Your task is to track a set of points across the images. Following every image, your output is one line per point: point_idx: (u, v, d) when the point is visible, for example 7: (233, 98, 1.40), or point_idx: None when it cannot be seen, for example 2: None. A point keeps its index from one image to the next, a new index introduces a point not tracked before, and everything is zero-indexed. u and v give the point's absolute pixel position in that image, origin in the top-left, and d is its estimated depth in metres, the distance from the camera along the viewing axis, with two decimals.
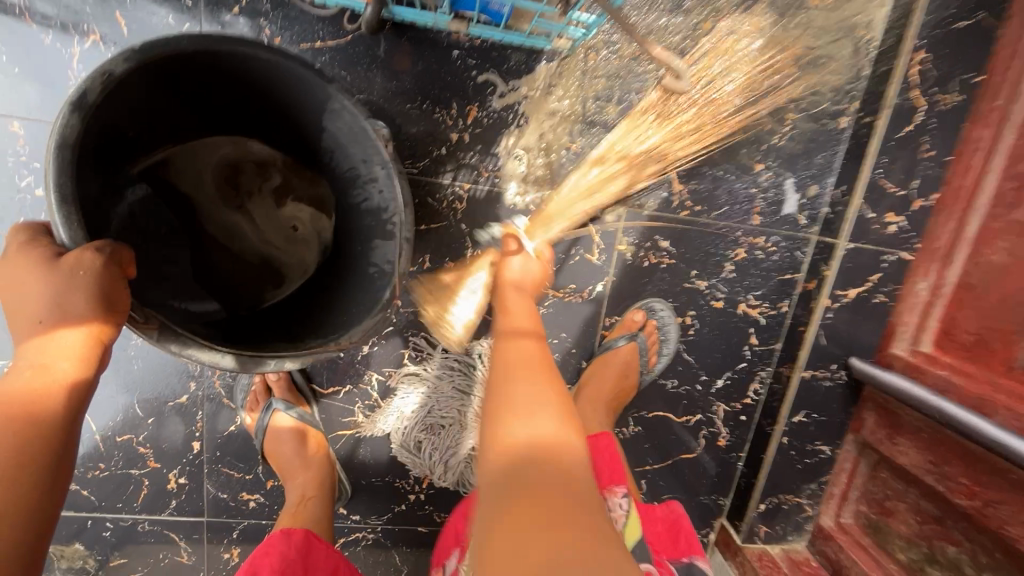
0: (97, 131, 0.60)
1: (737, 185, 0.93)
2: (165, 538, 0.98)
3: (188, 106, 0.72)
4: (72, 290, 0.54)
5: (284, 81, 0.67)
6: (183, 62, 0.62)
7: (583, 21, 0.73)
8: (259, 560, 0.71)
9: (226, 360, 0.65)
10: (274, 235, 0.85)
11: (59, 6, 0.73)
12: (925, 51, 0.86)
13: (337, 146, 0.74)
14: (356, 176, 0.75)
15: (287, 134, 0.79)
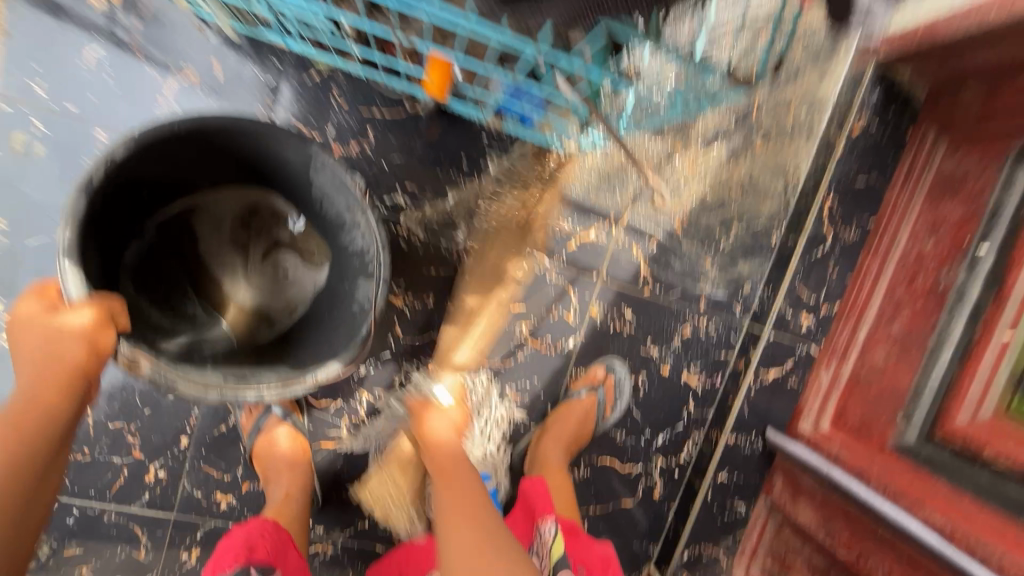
0: (106, 202, 0.69)
1: (689, 275, 1.14)
2: (127, 531, 1.00)
3: (196, 173, 0.81)
4: (65, 338, 0.60)
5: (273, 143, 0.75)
6: (184, 139, 0.71)
7: (592, 136, 0.94)
8: (255, 538, 0.79)
9: (210, 397, 0.67)
10: (269, 281, 0.90)
11: (168, 50, 0.88)
12: (832, 196, 1.11)
13: (325, 201, 0.81)
14: (342, 223, 0.81)
15: (285, 193, 0.87)
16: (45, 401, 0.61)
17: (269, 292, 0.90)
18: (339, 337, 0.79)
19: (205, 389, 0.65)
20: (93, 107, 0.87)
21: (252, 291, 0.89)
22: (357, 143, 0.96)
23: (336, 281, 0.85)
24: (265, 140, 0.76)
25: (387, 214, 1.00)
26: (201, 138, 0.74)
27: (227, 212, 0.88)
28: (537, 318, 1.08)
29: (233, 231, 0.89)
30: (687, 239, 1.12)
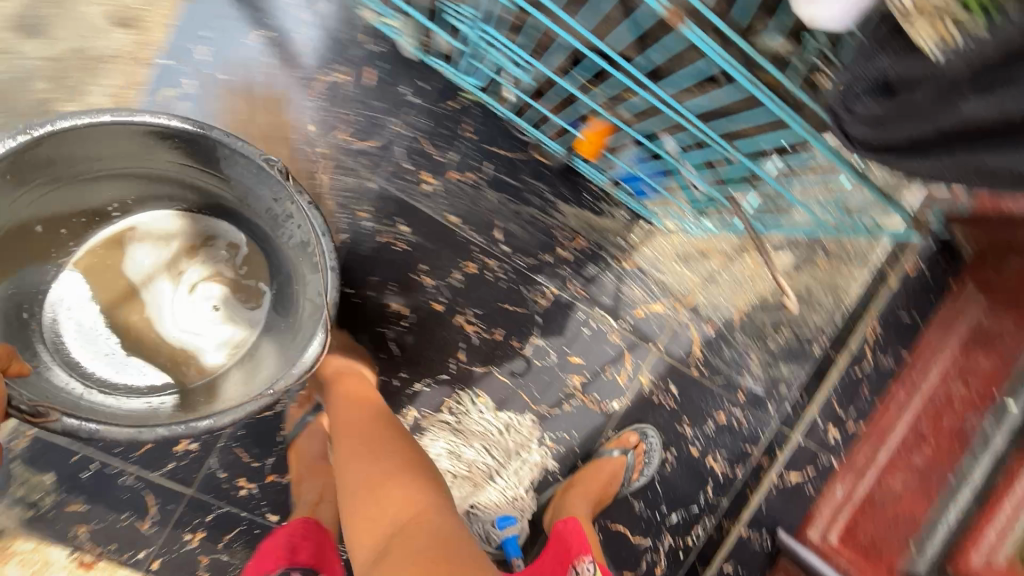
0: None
1: (734, 365, 1.20)
2: (138, 498, 0.96)
3: (105, 191, 0.83)
4: None
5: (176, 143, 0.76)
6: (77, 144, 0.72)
7: (702, 227, 1.00)
8: (298, 540, 0.81)
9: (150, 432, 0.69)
10: (192, 312, 0.91)
11: (329, 48, 0.94)
12: (877, 323, 1.20)
13: (249, 190, 0.80)
14: (274, 215, 0.82)
15: (219, 197, 0.86)
16: None
17: (191, 333, 0.90)
18: (306, 336, 0.79)
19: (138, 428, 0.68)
20: (245, 81, 0.92)
21: (177, 327, 0.90)
22: (472, 173, 1.01)
23: (288, 277, 0.85)
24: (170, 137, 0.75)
25: (481, 244, 1.03)
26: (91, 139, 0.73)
27: (152, 238, 0.90)
28: (591, 374, 1.12)
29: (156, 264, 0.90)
30: (740, 331, 1.19)
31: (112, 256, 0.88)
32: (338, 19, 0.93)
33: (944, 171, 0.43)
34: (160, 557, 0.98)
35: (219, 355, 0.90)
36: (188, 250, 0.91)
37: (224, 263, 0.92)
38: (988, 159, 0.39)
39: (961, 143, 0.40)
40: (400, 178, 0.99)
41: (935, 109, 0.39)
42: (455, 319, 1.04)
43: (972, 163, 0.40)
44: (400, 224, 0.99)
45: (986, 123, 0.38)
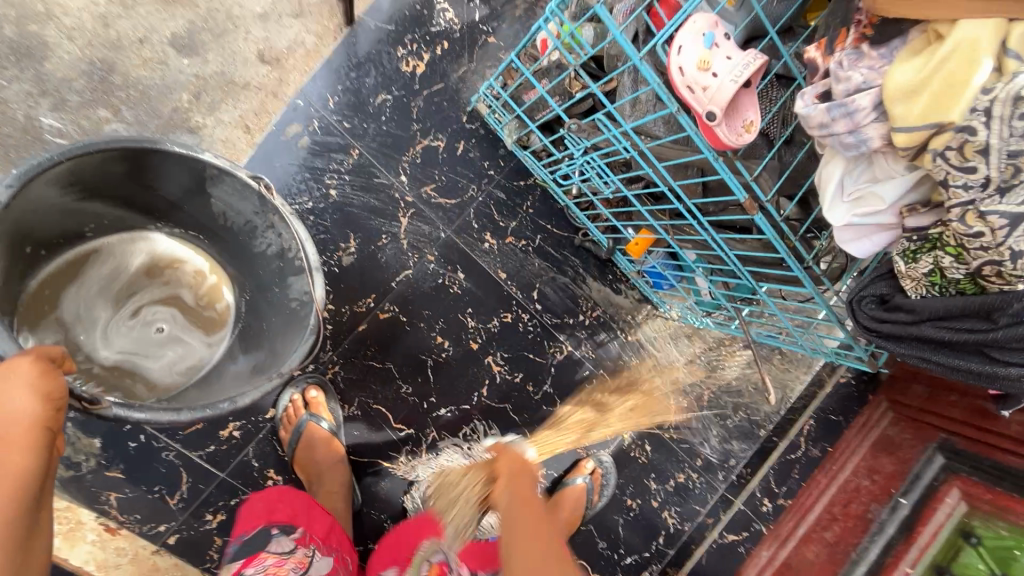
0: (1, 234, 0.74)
1: (698, 435, 1.42)
2: (174, 474, 1.04)
3: (85, 216, 0.90)
4: (10, 391, 0.58)
5: (165, 167, 0.84)
6: (76, 176, 0.79)
7: (696, 319, 1.23)
8: (274, 504, 0.93)
9: (184, 416, 0.75)
10: (153, 333, 0.98)
11: (433, 119, 1.13)
12: (812, 419, 1.47)
13: (229, 211, 0.90)
14: (253, 228, 0.90)
15: (200, 222, 0.97)
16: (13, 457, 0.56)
17: (150, 348, 0.97)
18: (296, 335, 0.85)
19: (179, 409, 0.75)
20: (357, 131, 1.09)
21: (134, 346, 0.96)
22: (525, 241, 1.21)
23: (269, 288, 0.94)
24: (167, 173, 0.85)
25: (520, 299, 1.22)
26: (97, 173, 0.82)
27: (121, 262, 0.97)
28: (585, 424, 1.31)
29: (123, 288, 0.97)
30: (708, 408, 1.42)
31: (80, 272, 0.94)
32: (447, 99, 1.13)
33: (906, 353, 0.59)
34: (178, 533, 1.04)
35: (176, 369, 0.98)
36: (155, 274, 0.99)
37: (186, 285, 1.01)
38: (933, 354, 0.57)
39: (916, 342, 0.57)
40: (468, 234, 1.17)
41: (904, 327, 0.57)
42: (486, 358, 1.20)
43: (925, 354, 0.57)
44: (459, 271, 1.17)
45: (936, 339, 0.56)
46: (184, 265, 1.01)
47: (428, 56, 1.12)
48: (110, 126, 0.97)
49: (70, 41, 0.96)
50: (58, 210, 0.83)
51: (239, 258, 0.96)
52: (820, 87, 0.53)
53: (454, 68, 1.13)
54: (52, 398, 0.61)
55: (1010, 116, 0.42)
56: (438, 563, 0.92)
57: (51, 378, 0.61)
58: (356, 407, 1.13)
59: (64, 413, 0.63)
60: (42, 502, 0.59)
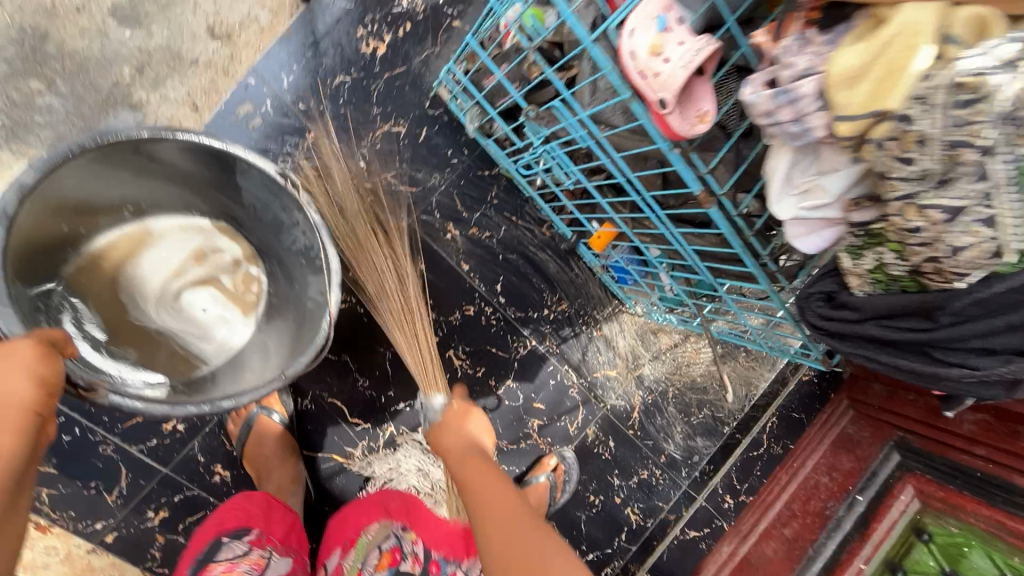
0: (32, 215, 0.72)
1: (662, 431, 1.42)
2: (112, 469, 0.99)
3: (124, 196, 0.85)
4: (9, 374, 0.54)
5: (204, 159, 0.81)
6: (114, 157, 0.76)
7: (661, 315, 1.22)
8: (224, 514, 0.88)
9: (187, 409, 0.72)
10: (193, 316, 0.94)
11: (394, 104, 1.09)
12: (777, 416, 1.47)
13: (257, 204, 0.87)
14: (280, 224, 0.86)
15: (237, 215, 0.92)
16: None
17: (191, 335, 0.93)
18: (308, 331, 0.84)
19: (175, 405, 0.71)
20: (314, 113, 1.04)
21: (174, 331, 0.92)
22: (490, 232, 1.18)
23: (289, 283, 0.92)
24: (203, 162, 0.82)
25: (483, 292, 1.19)
26: (141, 156, 0.78)
27: (172, 246, 0.93)
28: (548, 420, 1.29)
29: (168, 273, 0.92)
30: (672, 404, 1.42)
31: (117, 254, 0.90)
32: (409, 83, 1.09)
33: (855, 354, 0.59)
34: (116, 531, 0.99)
35: (213, 359, 0.93)
36: (203, 262, 0.95)
37: (227, 273, 0.96)
38: (882, 353, 0.57)
39: (864, 340, 0.57)
40: (429, 224, 1.14)
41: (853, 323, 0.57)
42: (446, 353, 1.18)
43: (874, 354, 0.57)
44: (420, 262, 1.13)
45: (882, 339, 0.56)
46: (226, 250, 0.96)
47: (389, 37, 1.08)
48: (43, 100, 0.91)
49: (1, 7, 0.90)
50: (89, 189, 0.79)
51: (274, 252, 0.92)
52: (765, 74, 0.50)
53: (417, 52, 1.09)
54: (47, 384, 0.56)
55: (948, 104, 0.41)
56: (391, 548, 0.89)
57: (50, 363, 0.57)
58: (310, 401, 1.10)
59: (58, 401, 0.58)
60: (24, 487, 0.54)
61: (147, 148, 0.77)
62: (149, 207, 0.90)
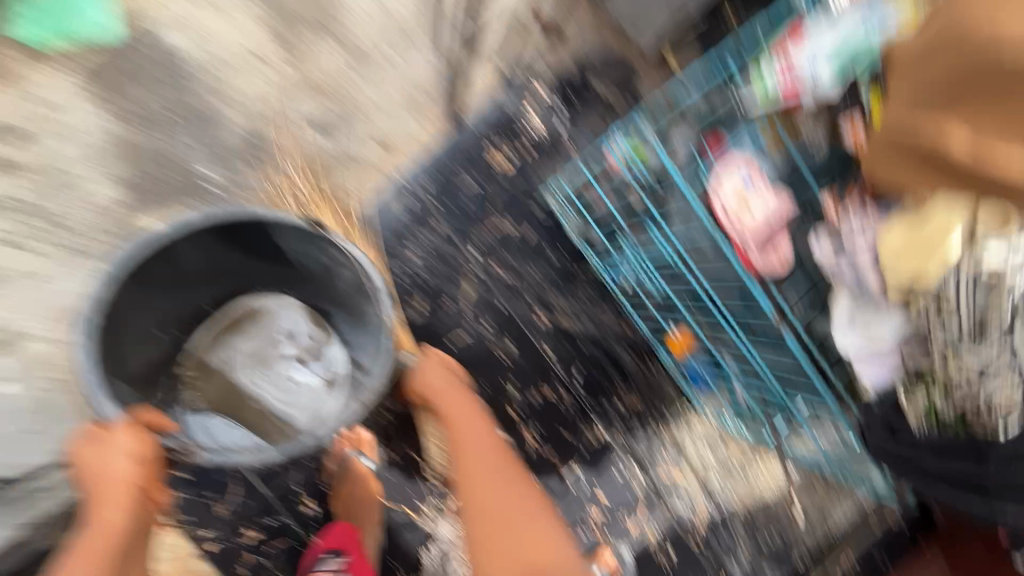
0: (123, 324, 0.91)
1: (729, 548, 1.33)
2: (226, 485, 1.13)
3: (200, 291, 1.05)
4: (111, 462, 0.82)
5: (256, 238, 0.97)
6: (179, 256, 0.93)
7: (730, 428, 1.26)
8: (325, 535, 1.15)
9: (271, 456, 0.84)
10: (279, 386, 1.15)
11: (506, 206, 1.29)
12: (856, 557, 1.33)
13: (306, 261, 1.01)
14: (328, 278, 1.00)
15: (296, 281, 1.08)
16: (111, 516, 0.82)
17: (282, 400, 1.14)
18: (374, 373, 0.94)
19: (263, 453, 0.84)
20: (441, 208, 1.28)
21: (269, 398, 1.14)
22: (574, 323, 1.30)
23: (357, 334, 1.04)
24: (237, 236, 0.96)
25: (560, 378, 1.29)
26: (191, 257, 0.94)
27: (255, 327, 1.14)
28: (607, 513, 1.31)
29: (245, 364, 1.15)
30: (745, 521, 1.33)
31: (209, 348, 1.13)
32: (522, 190, 1.30)
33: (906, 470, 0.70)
34: (218, 543, 1.14)
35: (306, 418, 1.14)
36: (274, 342, 1.15)
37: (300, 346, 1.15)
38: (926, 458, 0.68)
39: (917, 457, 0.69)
40: (521, 308, 1.28)
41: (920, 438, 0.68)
42: (523, 428, 1.29)
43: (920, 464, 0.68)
44: (509, 342, 1.27)
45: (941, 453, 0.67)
46: (300, 324, 1.14)
47: (510, 153, 1.30)
48: (251, 182, 1.23)
49: (240, 117, 1.23)
50: (167, 288, 0.96)
51: (342, 302, 1.04)
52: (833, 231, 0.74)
53: (531, 166, 1.30)
54: (142, 460, 0.83)
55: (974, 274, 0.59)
56: None
57: (141, 443, 0.83)
58: (396, 453, 1.21)
59: (153, 468, 0.86)
60: (140, 533, 0.87)
61: (200, 241, 0.93)
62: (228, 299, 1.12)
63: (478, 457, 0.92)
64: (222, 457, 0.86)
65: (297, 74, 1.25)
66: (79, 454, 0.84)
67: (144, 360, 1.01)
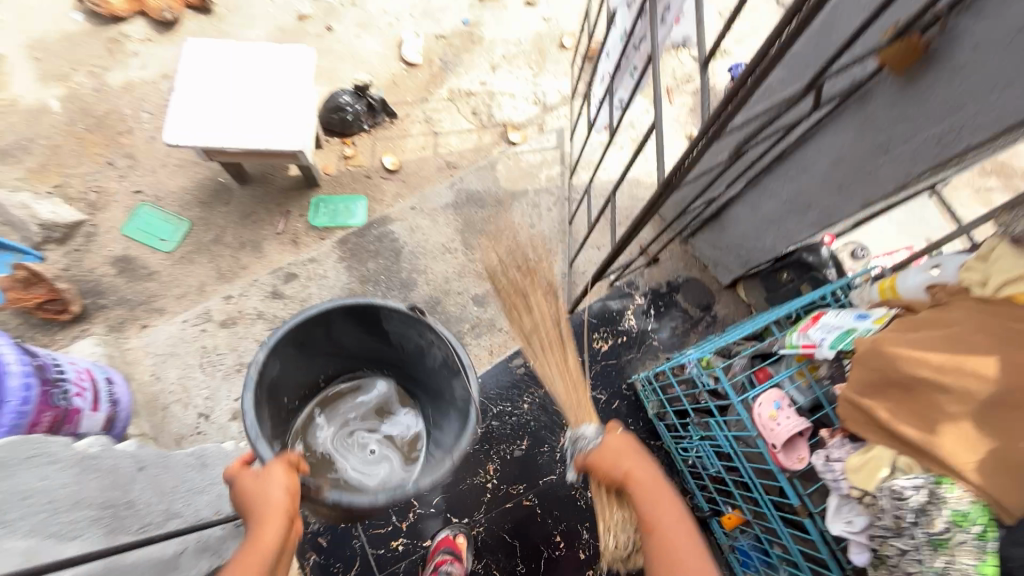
0: (275, 386, 1.26)
1: None
2: (352, 560, 1.49)
3: (320, 367, 1.44)
4: (272, 491, 0.96)
5: (369, 323, 1.33)
6: (315, 336, 1.30)
7: None
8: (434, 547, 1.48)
9: (383, 498, 1.06)
10: (361, 454, 1.49)
11: (601, 382, 1.68)
12: None
13: (403, 340, 1.36)
14: (421, 352, 1.34)
15: (393, 361, 1.48)
16: (266, 536, 0.90)
17: (365, 465, 1.47)
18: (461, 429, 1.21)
19: (377, 497, 1.06)
20: None
21: (354, 463, 1.47)
22: None
23: (443, 402, 1.37)
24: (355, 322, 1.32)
25: None
26: (314, 334, 1.28)
27: (346, 406, 1.54)
28: None
29: (337, 439, 1.50)
30: None
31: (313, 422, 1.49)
32: (615, 370, 1.70)
33: None
34: None
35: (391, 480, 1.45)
36: (358, 420, 1.53)
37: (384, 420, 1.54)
38: None
39: None
40: None
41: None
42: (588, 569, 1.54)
43: None
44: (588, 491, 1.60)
45: None
46: (389, 401, 1.56)
47: (610, 341, 1.73)
48: None
49: (426, 285, 1.79)
50: (303, 361, 1.34)
51: (433, 373, 1.37)
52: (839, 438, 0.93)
53: (626, 353, 1.72)
54: (291, 491, 0.97)
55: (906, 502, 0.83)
56: None
57: (290, 476, 0.99)
58: (483, 565, 1.52)
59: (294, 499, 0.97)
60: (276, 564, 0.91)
61: (328, 323, 1.28)
62: (336, 374, 1.51)
63: (664, 524, 0.97)
64: (348, 497, 1.07)
65: (469, 263, 1.83)
66: (237, 489, 0.98)
67: (280, 419, 1.35)
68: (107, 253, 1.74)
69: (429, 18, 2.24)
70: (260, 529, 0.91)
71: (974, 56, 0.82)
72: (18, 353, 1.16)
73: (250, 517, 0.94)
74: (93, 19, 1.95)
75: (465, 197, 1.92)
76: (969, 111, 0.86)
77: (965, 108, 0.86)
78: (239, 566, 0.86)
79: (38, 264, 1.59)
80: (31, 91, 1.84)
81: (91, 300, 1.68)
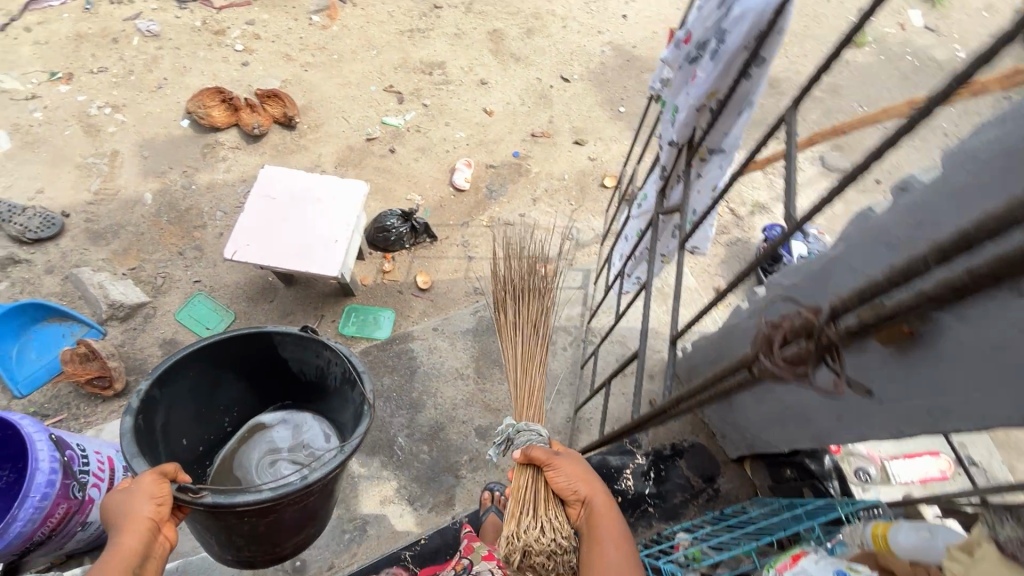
0: (166, 421, 1.30)
1: None
2: None
3: (220, 410, 1.48)
4: (137, 499, 1.00)
5: (264, 352, 1.44)
6: (207, 369, 1.38)
7: None
8: None
9: (264, 494, 1.11)
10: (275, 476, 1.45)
11: None
12: None
13: (301, 363, 1.47)
14: (320, 373, 1.46)
15: (296, 388, 1.56)
16: (128, 546, 0.95)
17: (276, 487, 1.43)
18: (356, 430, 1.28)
19: (257, 493, 1.10)
20: None
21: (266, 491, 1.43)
22: None
23: (347, 418, 1.44)
24: (249, 351, 1.42)
25: None
26: (208, 367, 1.37)
27: (251, 446, 1.53)
28: None
29: (254, 473, 1.47)
30: None
31: (220, 472, 1.48)
32: None
33: None
34: None
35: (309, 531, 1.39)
36: (265, 450, 1.52)
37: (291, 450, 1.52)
38: None
39: None
40: None
41: None
42: None
43: None
44: None
45: None
46: (294, 428, 1.57)
47: None
48: (423, 456, 1.76)
49: (434, 409, 1.84)
50: (199, 398, 1.40)
51: (334, 394, 1.49)
52: None
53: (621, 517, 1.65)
54: (159, 502, 1.02)
55: None
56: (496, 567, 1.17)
57: (159, 485, 1.03)
58: None
59: (164, 510, 1.02)
60: None
61: (222, 351, 1.38)
62: (242, 416, 1.55)
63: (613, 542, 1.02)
64: (226, 499, 1.08)
65: (478, 392, 1.88)
66: (108, 500, 1.03)
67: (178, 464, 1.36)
68: (158, 335, 1.91)
69: (483, 148, 2.46)
70: (122, 537, 0.96)
71: (955, 359, 0.81)
72: (51, 449, 1.28)
73: (113, 525, 0.99)
74: (197, 127, 2.27)
75: (486, 325, 2.00)
76: (955, 398, 0.86)
77: (951, 396, 0.86)
78: (102, 575, 0.92)
79: (98, 342, 1.78)
80: (133, 183, 2.14)
81: (133, 378, 1.84)
